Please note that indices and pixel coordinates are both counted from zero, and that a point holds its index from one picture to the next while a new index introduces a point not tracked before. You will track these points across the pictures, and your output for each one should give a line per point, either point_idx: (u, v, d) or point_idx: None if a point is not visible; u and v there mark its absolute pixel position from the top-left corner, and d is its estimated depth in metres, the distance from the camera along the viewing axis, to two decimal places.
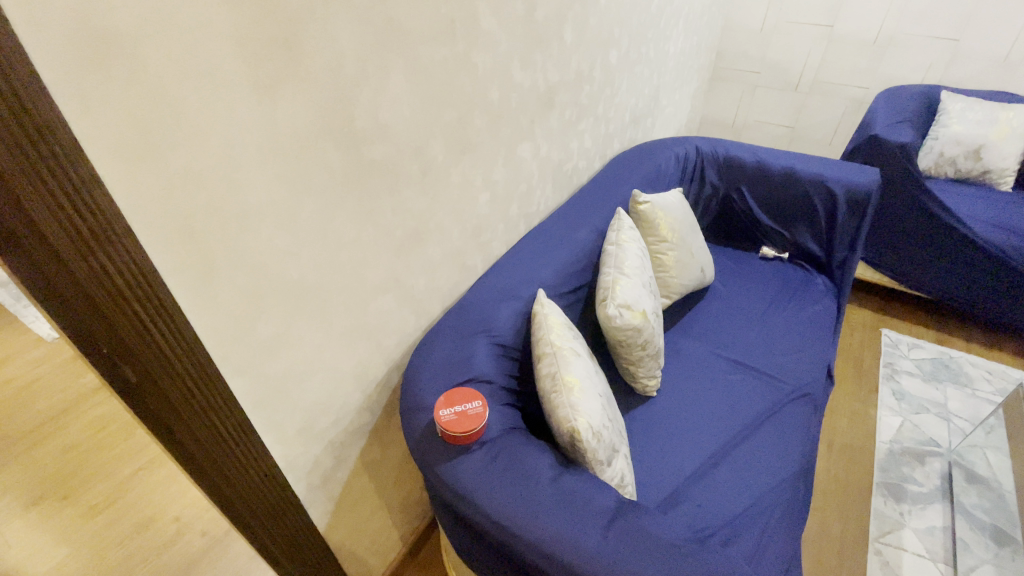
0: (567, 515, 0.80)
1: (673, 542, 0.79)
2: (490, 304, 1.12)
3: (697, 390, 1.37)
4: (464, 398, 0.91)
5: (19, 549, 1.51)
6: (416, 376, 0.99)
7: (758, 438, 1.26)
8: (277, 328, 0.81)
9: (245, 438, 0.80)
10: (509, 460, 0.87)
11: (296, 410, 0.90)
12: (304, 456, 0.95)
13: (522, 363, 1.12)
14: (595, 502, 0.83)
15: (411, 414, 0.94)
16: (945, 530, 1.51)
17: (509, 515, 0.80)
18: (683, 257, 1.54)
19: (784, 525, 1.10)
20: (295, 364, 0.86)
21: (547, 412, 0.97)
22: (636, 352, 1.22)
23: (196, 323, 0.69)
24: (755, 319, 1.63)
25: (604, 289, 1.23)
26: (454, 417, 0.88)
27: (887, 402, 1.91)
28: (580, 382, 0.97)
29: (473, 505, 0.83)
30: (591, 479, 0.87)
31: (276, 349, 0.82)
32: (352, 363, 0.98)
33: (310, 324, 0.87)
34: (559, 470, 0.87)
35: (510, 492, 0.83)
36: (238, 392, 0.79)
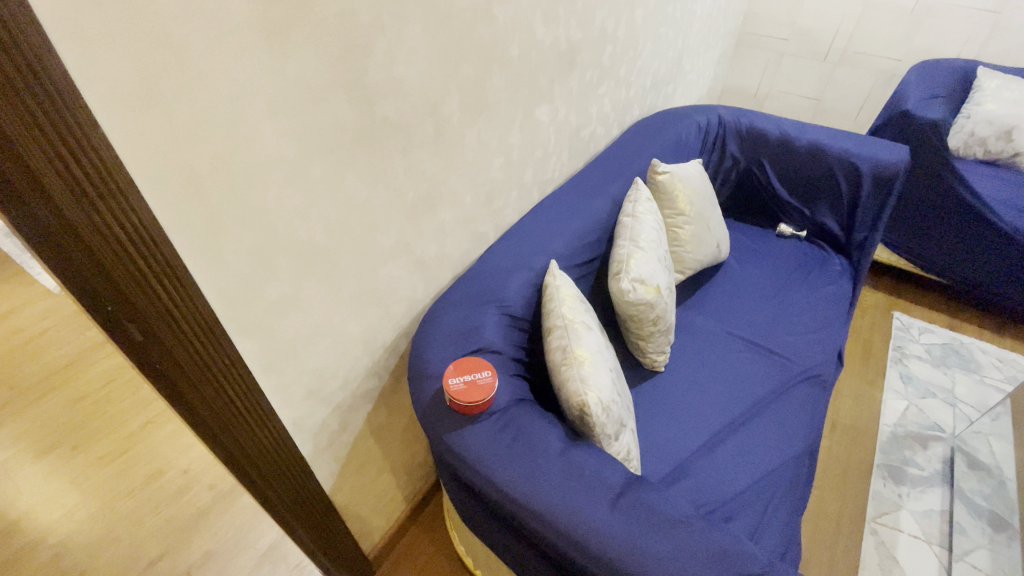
0: (572, 487, 0.80)
1: (677, 517, 0.80)
2: (501, 274, 1.10)
3: (705, 366, 1.36)
4: (474, 367, 0.89)
5: (31, 494, 1.55)
6: (425, 343, 0.98)
7: (763, 416, 1.25)
8: (286, 290, 0.80)
9: (251, 399, 0.79)
10: (517, 431, 0.87)
11: (304, 373, 0.89)
12: (312, 419, 0.95)
13: (532, 334, 1.10)
14: (601, 475, 0.83)
15: (418, 382, 0.93)
16: (942, 513, 1.52)
17: (515, 486, 0.80)
18: (699, 231, 1.49)
19: (784, 505, 1.10)
20: (304, 326, 0.85)
21: (556, 386, 0.96)
22: (647, 327, 1.20)
23: (202, 281, 0.67)
24: (769, 298, 1.60)
25: (618, 262, 1.20)
26: (463, 386, 0.86)
27: (893, 385, 1.90)
28: (591, 356, 0.95)
29: (479, 474, 0.83)
30: (598, 453, 0.87)
31: (284, 310, 0.81)
32: (361, 328, 0.97)
33: (321, 288, 0.85)
34: (565, 442, 0.87)
35: (517, 462, 0.83)
36: (245, 353, 0.77)
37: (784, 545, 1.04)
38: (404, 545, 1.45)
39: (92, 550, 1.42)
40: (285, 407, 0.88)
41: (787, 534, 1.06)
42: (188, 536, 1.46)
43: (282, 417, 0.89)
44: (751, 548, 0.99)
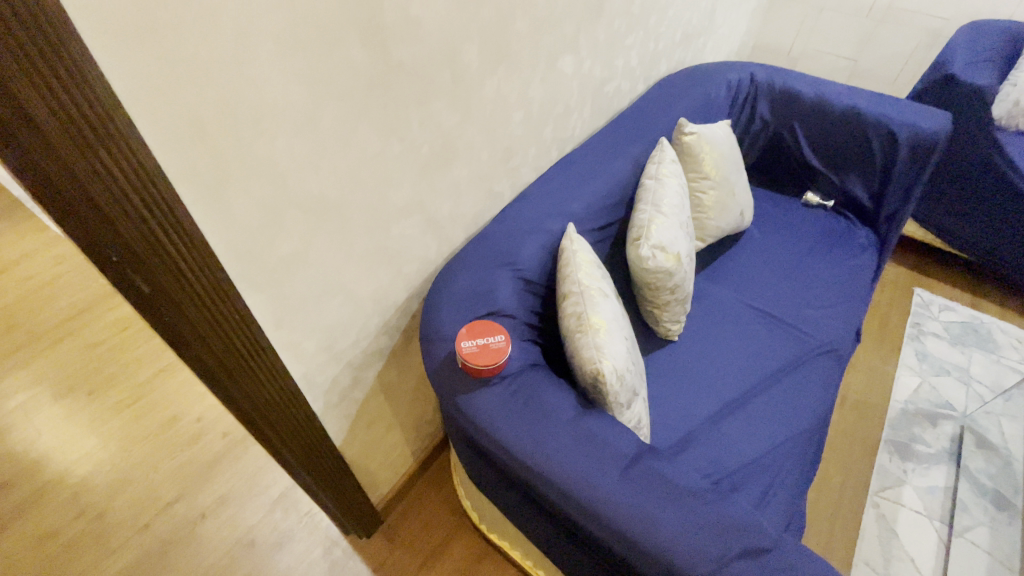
0: (582, 453, 0.80)
1: (686, 487, 0.79)
2: (516, 236, 1.06)
3: (719, 337, 1.33)
4: (487, 330, 0.86)
5: (51, 435, 1.61)
6: (438, 304, 0.95)
7: (776, 389, 1.24)
8: (296, 245, 0.77)
9: (259, 353, 0.78)
10: (528, 397, 0.85)
11: (316, 330, 0.88)
12: (323, 376, 0.95)
13: (546, 299, 1.07)
14: (611, 444, 0.82)
15: (430, 344, 0.91)
16: (946, 489, 1.52)
17: (525, 451, 0.80)
18: (723, 197, 1.43)
19: (791, 479, 1.09)
20: (315, 283, 0.83)
21: (568, 353, 0.93)
22: (664, 296, 1.17)
23: (207, 233, 0.65)
24: (790, 269, 1.55)
25: (639, 227, 1.15)
26: (476, 349, 0.84)
27: (907, 362, 1.87)
28: (606, 324, 0.92)
29: (490, 437, 0.82)
30: (610, 422, 0.86)
31: (295, 266, 0.78)
32: (372, 286, 0.95)
33: (332, 245, 0.82)
34: (577, 408, 0.86)
35: (527, 426, 0.82)
36: (254, 307, 0.75)
37: (788, 516, 1.05)
38: (412, 496, 1.49)
39: (111, 491, 1.49)
40: (297, 363, 0.88)
41: (791, 506, 1.06)
42: (202, 480, 1.51)
43: (293, 371, 0.88)
44: (754, 521, 1.00)
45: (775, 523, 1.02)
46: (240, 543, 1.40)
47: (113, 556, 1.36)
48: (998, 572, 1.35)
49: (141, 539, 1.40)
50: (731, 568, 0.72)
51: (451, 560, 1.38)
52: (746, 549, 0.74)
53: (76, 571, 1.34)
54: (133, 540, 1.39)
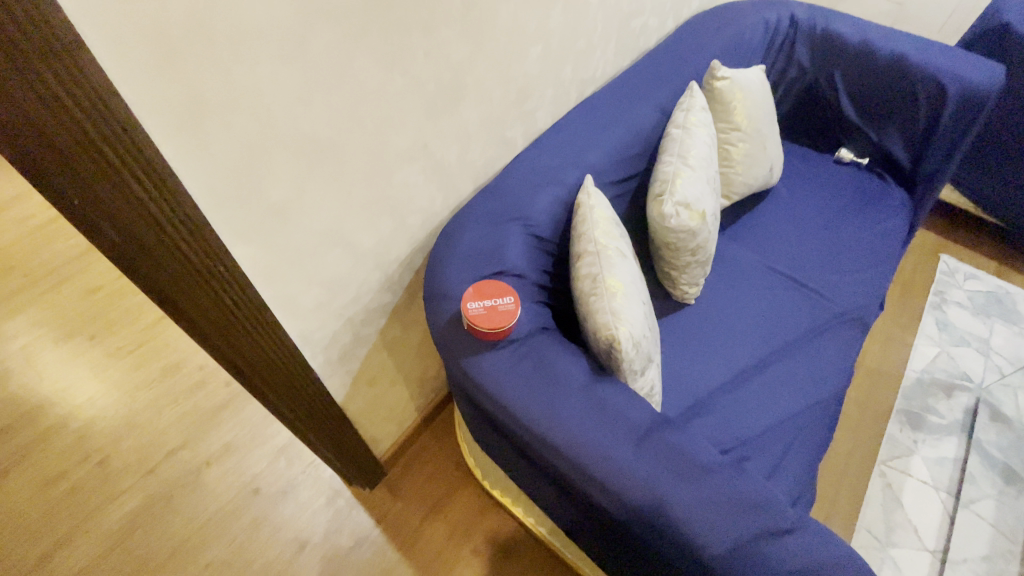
0: (599, 424, 0.75)
1: (705, 463, 0.76)
2: (529, 188, 0.98)
3: (738, 301, 1.27)
4: (495, 292, 0.80)
5: (56, 378, 1.61)
6: (443, 261, 0.89)
7: (793, 358, 1.18)
8: (287, 192, 0.69)
9: (247, 309, 0.72)
10: (540, 363, 0.80)
11: (312, 286, 0.82)
12: (322, 333, 0.89)
13: (558, 258, 1.00)
14: (628, 415, 0.78)
15: (434, 304, 0.85)
16: (955, 461, 1.50)
17: (537, 420, 0.75)
18: (753, 150, 1.32)
19: (803, 451, 1.06)
20: (309, 234, 0.76)
21: (582, 316, 0.87)
22: (684, 258, 1.09)
23: (182, 176, 0.57)
24: (817, 231, 1.46)
25: (662, 182, 1.06)
26: (482, 311, 0.77)
27: (927, 331, 1.80)
28: (624, 287, 0.85)
29: (498, 403, 0.77)
30: (625, 391, 0.81)
31: (287, 216, 0.71)
32: (373, 239, 0.88)
33: (328, 193, 0.75)
34: (592, 376, 0.81)
35: (540, 394, 0.77)
36: (242, 261, 0.69)
37: (798, 489, 1.02)
38: (415, 450, 1.49)
39: (115, 436, 1.50)
40: (292, 321, 0.82)
41: (803, 478, 1.03)
42: (206, 428, 1.51)
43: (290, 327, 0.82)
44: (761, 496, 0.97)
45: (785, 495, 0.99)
46: (244, 490, 1.42)
47: (120, 499, 1.39)
48: (1001, 544, 1.34)
49: (147, 483, 1.42)
50: (750, 549, 0.70)
51: (453, 513, 1.39)
52: (766, 530, 0.72)
53: (85, 512, 1.37)
54: (139, 484, 1.42)
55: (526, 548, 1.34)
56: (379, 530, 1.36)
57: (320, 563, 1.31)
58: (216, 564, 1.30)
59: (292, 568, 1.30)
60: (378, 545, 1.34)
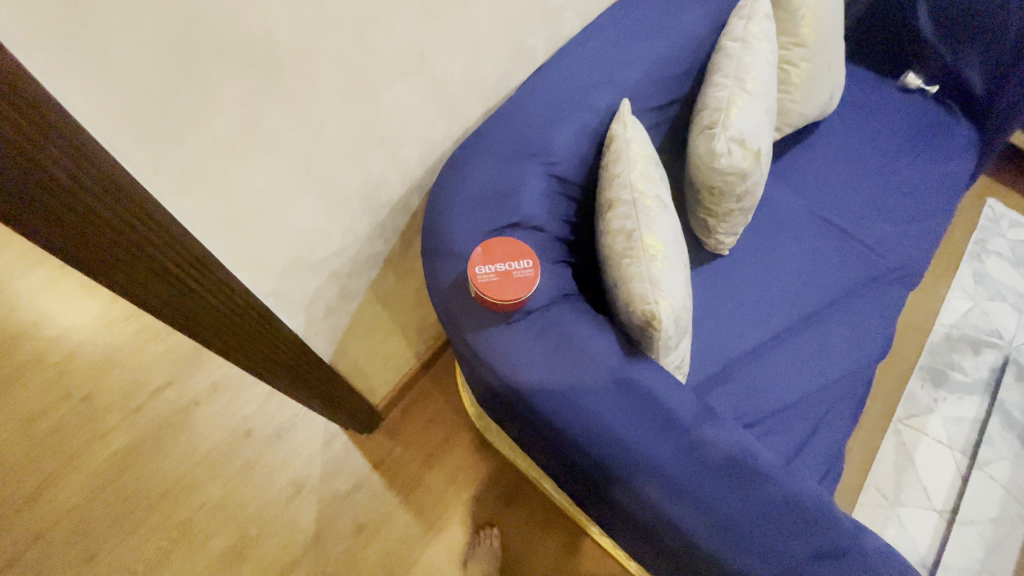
0: (639, 425, 0.65)
1: (756, 468, 0.66)
2: (551, 116, 0.79)
3: (777, 252, 1.12)
4: (509, 253, 0.64)
5: (27, 309, 1.50)
6: (445, 208, 0.73)
7: (832, 320, 1.06)
8: (232, 119, 0.52)
9: (190, 267, 0.56)
10: (567, 345, 0.67)
11: (280, 238, 0.66)
12: (301, 289, 0.76)
13: (583, 206, 0.84)
14: (669, 411, 0.67)
15: (435, 263, 0.70)
16: (974, 421, 1.44)
17: (563, 416, 0.64)
18: (816, 72, 1.10)
19: (834, 423, 0.97)
20: (271, 173, 0.59)
21: (610, 281, 0.73)
22: (727, 205, 0.93)
23: (58, 97, 0.40)
24: (871, 171, 1.27)
25: (713, 111, 0.87)
26: (494, 278, 0.63)
27: (962, 282, 1.67)
28: (665, 249, 0.69)
29: (516, 392, 0.65)
30: (660, 376, 0.70)
31: (238, 151, 0.55)
32: (358, 178, 0.71)
33: (291, 120, 0.57)
34: (629, 363, 0.69)
35: (570, 388, 0.65)
36: (179, 212, 0.53)
37: (828, 464, 0.94)
38: (414, 394, 1.41)
39: (96, 373, 1.41)
40: (255, 279, 0.67)
41: (832, 452, 0.95)
42: (192, 365, 1.43)
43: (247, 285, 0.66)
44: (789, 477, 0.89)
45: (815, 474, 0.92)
46: (236, 432, 1.36)
47: (108, 438, 1.34)
48: (1009, 506, 1.32)
49: (134, 423, 1.36)
50: (809, 570, 0.62)
51: (453, 460, 1.34)
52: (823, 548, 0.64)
53: (72, 450, 1.32)
54: (127, 423, 1.36)
55: (527, 497, 1.31)
56: (377, 475, 1.32)
57: (318, 507, 1.28)
58: (210, 505, 1.27)
59: (289, 511, 1.27)
60: (377, 490, 1.30)
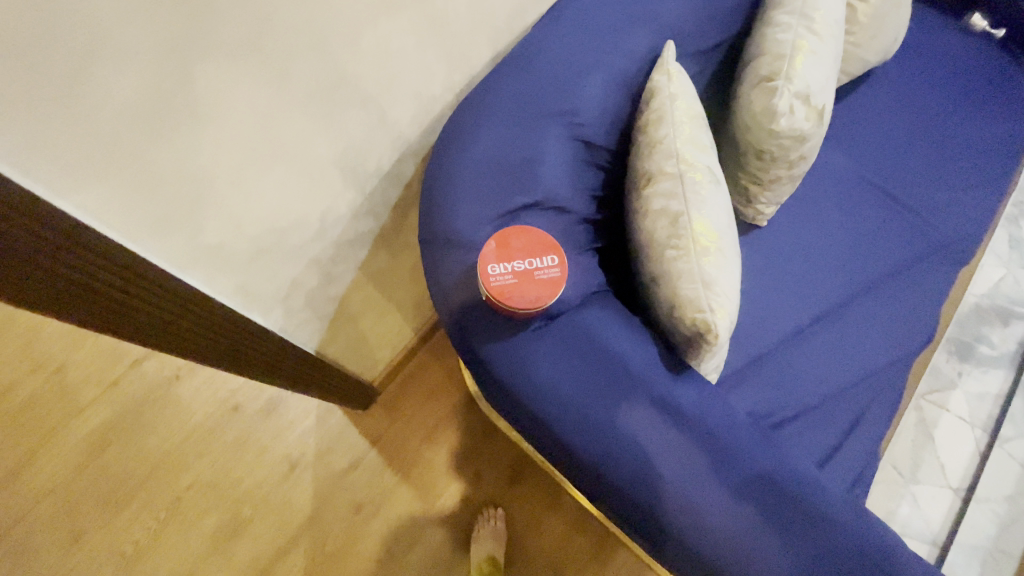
0: (692, 462, 0.55)
1: (816, 510, 0.57)
2: (578, 64, 0.64)
3: (819, 223, 0.99)
4: (529, 248, 0.52)
5: None
6: (448, 183, 0.59)
7: (876, 300, 0.96)
8: (140, 84, 0.39)
9: (120, 272, 0.44)
10: (603, 363, 0.57)
11: (236, 230, 0.54)
12: (276, 279, 0.64)
13: (614, 176, 0.70)
14: (716, 440, 0.57)
15: (436, 252, 0.58)
16: (997, 397, 1.37)
17: (595, 447, 0.55)
18: (886, 9, 0.93)
19: (876, 417, 0.88)
20: (211, 154, 0.47)
21: (645, 276, 0.60)
22: (777, 172, 0.79)
23: None
24: (927, 128, 1.12)
25: (773, 59, 0.72)
26: (511, 280, 0.51)
27: (999, 248, 1.55)
28: (719, 240, 0.57)
29: (545, 419, 0.56)
30: (702, 397, 0.60)
31: (157, 128, 0.42)
32: (335, 145, 0.58)
33: (226, 81, 0.44)
34: (673, 385, 0.59)
35: (609, 418, 0.55)
36: (86, 212, 0.41)
37: (869, 462, 0.85)
38: (411, 368, 1.32)
39: (66, 343, 1.30)
40: (211, 280, 0.55)
41: (874, 449, 0.86)
42: None
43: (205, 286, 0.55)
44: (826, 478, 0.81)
45: (854, 474, 0.83)
46: (223, 407, 1.27)
47: (85, 414, 1.25)
48: None
49: (112, 398, 1.27)
50: None
51: (455, 437, 1.27)
52: None
53: (48, 426, 1.24)
54: (104, 398, 1.27)
55: (531, 476, 1.25)
56: (374, 453, 1.25)
57: (312, 486, 1.22)
58: (200, 484, 1.21)
59: (282, 490, 1.21)
60: (374, 469, 1.24)
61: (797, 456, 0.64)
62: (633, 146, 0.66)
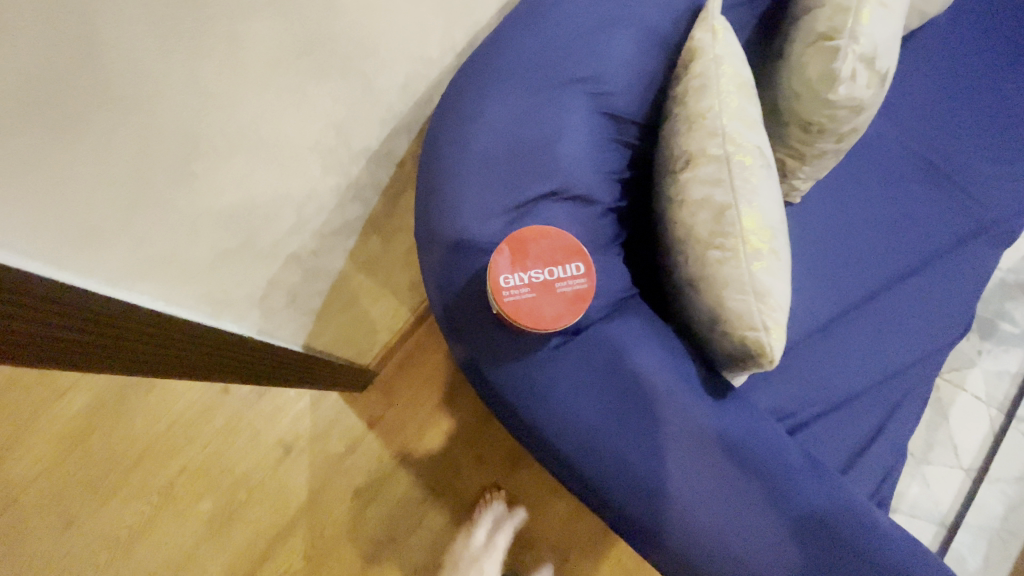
0: (738, 508, 0.50)
1: (863, 549, 0.53)
2: (600, 20, 0.54)
3: (859, 201, 0.90)
4: (548, 254, 0.44)
5: None
6: (453, 167, 0.51)
7: (914, 287, 0.88)
8: (23, 67, 0.32)
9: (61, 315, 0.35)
10: (637, 396, 0.50)
11: (183, 238, 0.47)
12: (238, 275, 0.58)
13: (645, 154, 0.61)
14: (762, 475, 0.52)
15: (439, 252, 0.50)
16: (1016, 376, 1.32)
17: (627, 486, 0.50)
18: None
19: (907, 415, 0.83)
20: (140, 152, 0.40)
21: (682, 281, 0.52)
22: (823, 145, 0.69)
23: None
24: (985, 89, 1.00)
25: (830, 11, 0.61)
26: (528, 294, 0.43)
27: None
28: (773, 239, 0.48)
29: (572, 456, 0.50)
30: (745, 423, 0.55)
31: (66, 121, 0.35)
32: (292, 124, 0.54)
33: (136, 56, 0.38)
34: (718, 417, 0.53)
35: (645, 459, 0.50)
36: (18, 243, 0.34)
37: (898, 462, 0.80)
38: (410, 347, 1.26)
39: None
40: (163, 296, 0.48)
41: (902, 448, 0.81)
42: None
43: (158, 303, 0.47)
44: (854, 482, 0.76)
45: (881, 475, 0.79)
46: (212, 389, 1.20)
47: (65, 398, 1.17)
48: None
49: (93, 380, 1.19)
50: None
51: (456, 420, 1.22)
52: None
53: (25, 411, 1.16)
54: (84, 380, 1.19)
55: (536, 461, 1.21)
56: (372, 436, 1.20)
57: (310, 470, 1.18)
58: (191, 469, 1.16)
59: (278, 475, 1.17)
60: (373, 453, 1.19)
61: (842, 480, 0.60)
62: (667, 122, 0.56)
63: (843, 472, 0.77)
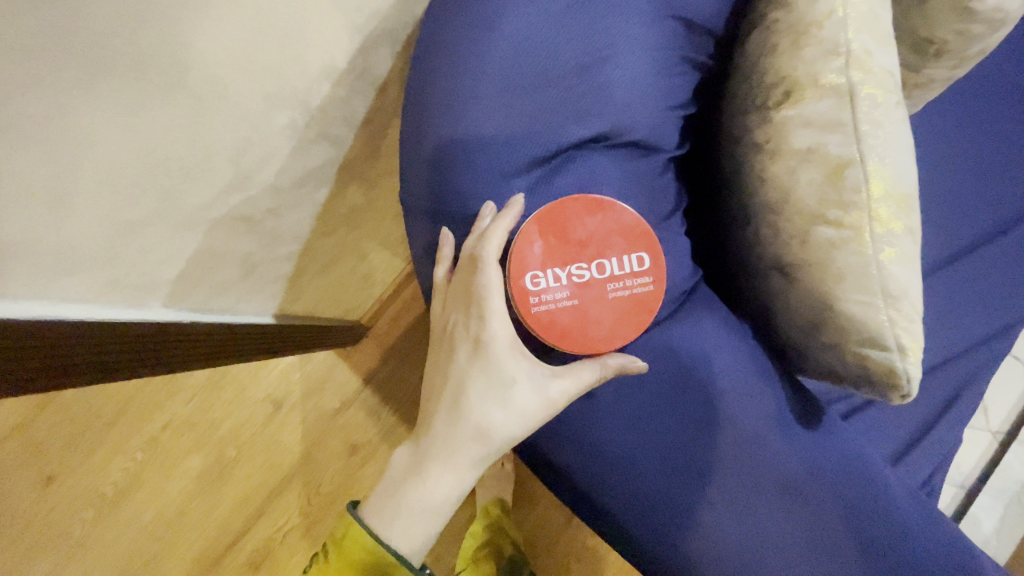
0: (815, 566, 0.41)
1: None
2: None
3: (958, 139, 0.72)
4: (589, 251, 0.40)
5: None
6: (461, 103, 0.39)
7: (1003, 249, 0.72)
8: None
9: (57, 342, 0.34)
10: (689, 429, 0.42)
11: (43, 215, 0.32)
12: (145, 247, 0.43)
13: (715, 81, 0.46)
14: (850, 521, 0.42)
15: (442, 221, 0.41)
16: None
17: (673, 527, 0.42)
18: None
19: (972, 399, 0.72)
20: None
21: (771, 263, 0.41)
22: (935, 70, 0.52)
23: None
24: None
25: None
26: (567, 303, 0.40)
27: None
28: (907, 210, 0.37)
29: (612, 501, 0.43)
30: (833, 455, 0.44)
31: None
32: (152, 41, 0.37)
33: None
34: (799, 455, 0.42)
35: (698, 506, 0.42)
36: None
37: (953, 450, 0.71)
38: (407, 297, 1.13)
39: None
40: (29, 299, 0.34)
41: (961, 434, 0.72)
42: None
43: (34, 312, 0.33)
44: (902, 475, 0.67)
45: (936, 463, 0.70)
46: None
47: None
48: None
49: None
50: None
51: None
52: None
53: None
54: None
55: None
56: (369, 392, 1.02)
57: (305, 424, 1.01)
58: (176, 425, 0.99)
59: (271, 428, 1.01)
60: None
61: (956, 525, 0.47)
62: (752, 39, 0.41)
63: (892, 464, 0.67)
